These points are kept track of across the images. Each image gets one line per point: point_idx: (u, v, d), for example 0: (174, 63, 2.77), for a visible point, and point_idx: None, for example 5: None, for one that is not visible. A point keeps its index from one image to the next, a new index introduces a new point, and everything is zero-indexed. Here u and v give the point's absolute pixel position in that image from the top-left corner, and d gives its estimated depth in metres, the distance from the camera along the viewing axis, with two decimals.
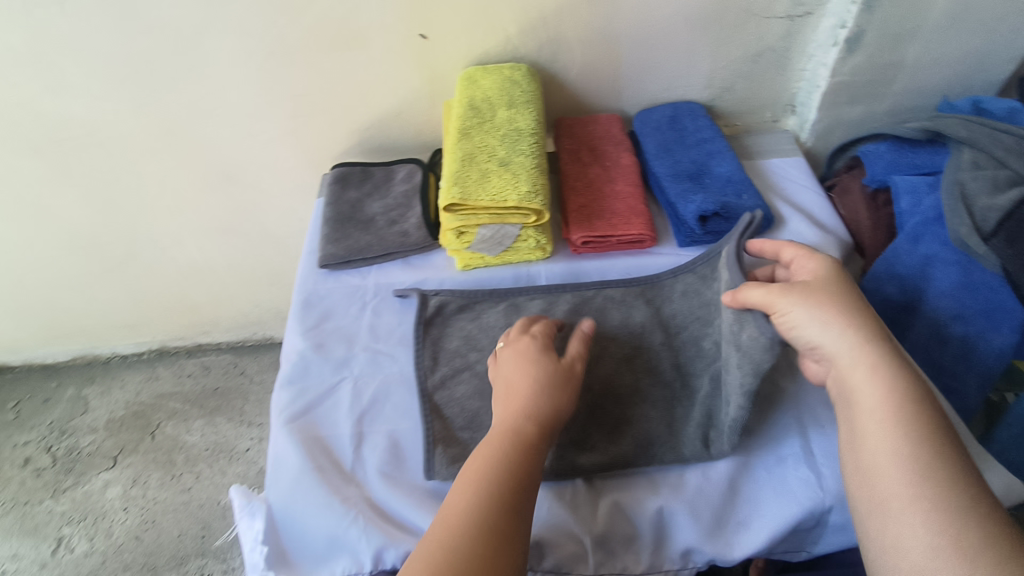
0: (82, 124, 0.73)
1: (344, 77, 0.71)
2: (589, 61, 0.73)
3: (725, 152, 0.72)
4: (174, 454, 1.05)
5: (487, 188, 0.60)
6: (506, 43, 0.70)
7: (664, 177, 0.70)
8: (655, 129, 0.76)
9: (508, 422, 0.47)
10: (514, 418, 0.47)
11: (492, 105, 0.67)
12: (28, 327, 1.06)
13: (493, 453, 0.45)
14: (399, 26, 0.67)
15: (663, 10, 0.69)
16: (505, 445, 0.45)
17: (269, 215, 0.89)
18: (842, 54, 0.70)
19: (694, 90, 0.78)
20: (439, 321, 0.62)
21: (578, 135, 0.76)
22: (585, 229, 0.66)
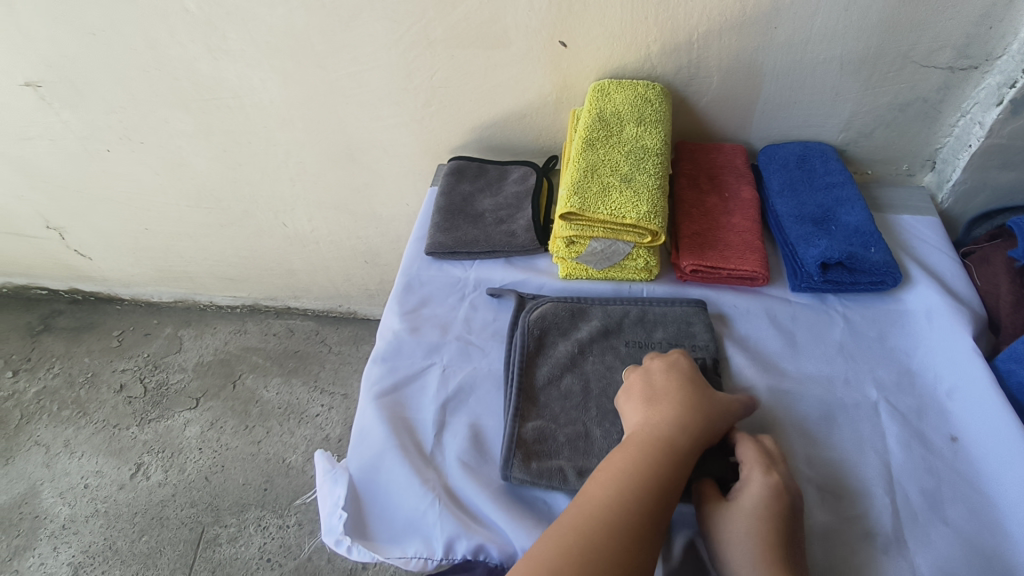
0: (232, 87, 0.78)
1: (478, 74, 0.73)
2: (725, 89, 0.72)
3: (855, 200, 0.68)
4: (249, 405, 1.10)
5: (607, 202, 0.60)
6: (644, 61, 0.70)
7: (786, 217, 0.68)
8: (781, 166, 0.73)
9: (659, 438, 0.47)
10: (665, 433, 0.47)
11: (622, 120, 0.67)
12: (145, 265, 1.15)
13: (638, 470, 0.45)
14: (544, 31, 0.68)
15: (813, 46, 0.66)
16: (646, 443, 0.46)
17: (379, 195, 0.93)
18: (1005, 115, 0.65)
19: (829, 132, 0.75)
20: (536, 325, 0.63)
21: (700, 161, 0.74)
22: (696, 257, 0.64)
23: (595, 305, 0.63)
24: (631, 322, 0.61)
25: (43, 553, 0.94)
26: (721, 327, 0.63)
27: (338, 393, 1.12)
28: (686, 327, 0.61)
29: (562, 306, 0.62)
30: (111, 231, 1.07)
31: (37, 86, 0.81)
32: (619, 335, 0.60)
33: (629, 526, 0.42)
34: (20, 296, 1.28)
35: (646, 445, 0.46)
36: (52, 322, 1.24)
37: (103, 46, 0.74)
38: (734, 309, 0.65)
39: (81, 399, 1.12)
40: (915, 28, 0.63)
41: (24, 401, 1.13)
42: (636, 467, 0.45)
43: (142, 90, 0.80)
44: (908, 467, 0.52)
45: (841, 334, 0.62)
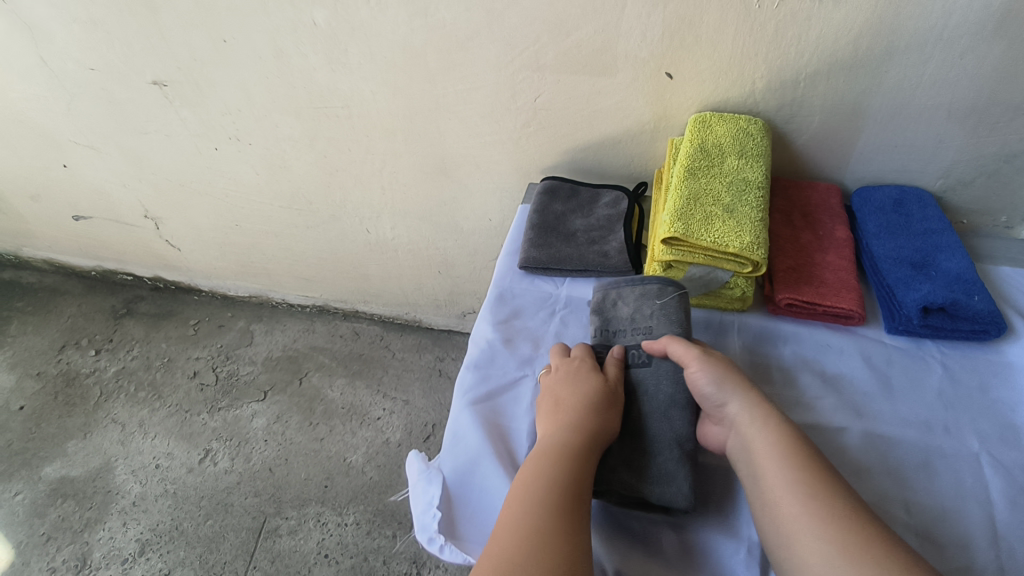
0: (343, 97, 0.82)
1: (581, 99, 0.76)
2: (825, 128, 0.72)
3: (955, 247, 0.67)
4: (315, 403, 1.13)
5: (710, 230, 0.61)
6: (747, 96, 0.71)
7: (884, 259, 0.68)
8: (877, 209, 0.73)
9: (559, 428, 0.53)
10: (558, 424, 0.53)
11: (723, 152, 0.68)
12: (228, 259, 1.20)
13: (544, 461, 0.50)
14: (651, 62, 0.70)
15: (922, 92, 0.67)
16: (555, 452, 0.50)
17: (464, 209, 0.96)
18: None
19: (927, 178, 0.75)
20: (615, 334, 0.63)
21: (793, 198, 0.75)
22: (792, 291, 0.65)
23: None
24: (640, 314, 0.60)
25: (112, 527, 0.97)
26: (814, 364, 0.63)
27: (400, 399, 1.14)
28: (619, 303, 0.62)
29: None
30: (203, 224, 1.12)
31: (164, 85, 0.87)
32: None
33: (535, 512, 0.46)
34: (107, 279, 1.35)
35: (557, 454, 0.50)
36: (135, 307, 1.30)
37: (232, 52, 0.80)
38: (827, 348, 0.64)
39: (157, 382, 1.17)
40: None
41: (104, 379, 1.18)
42: (552, 475, 0.48)
43: (259, 95, 0.85)
44: (1014, 522, 0.51)
45: (940, 381, 0.61)
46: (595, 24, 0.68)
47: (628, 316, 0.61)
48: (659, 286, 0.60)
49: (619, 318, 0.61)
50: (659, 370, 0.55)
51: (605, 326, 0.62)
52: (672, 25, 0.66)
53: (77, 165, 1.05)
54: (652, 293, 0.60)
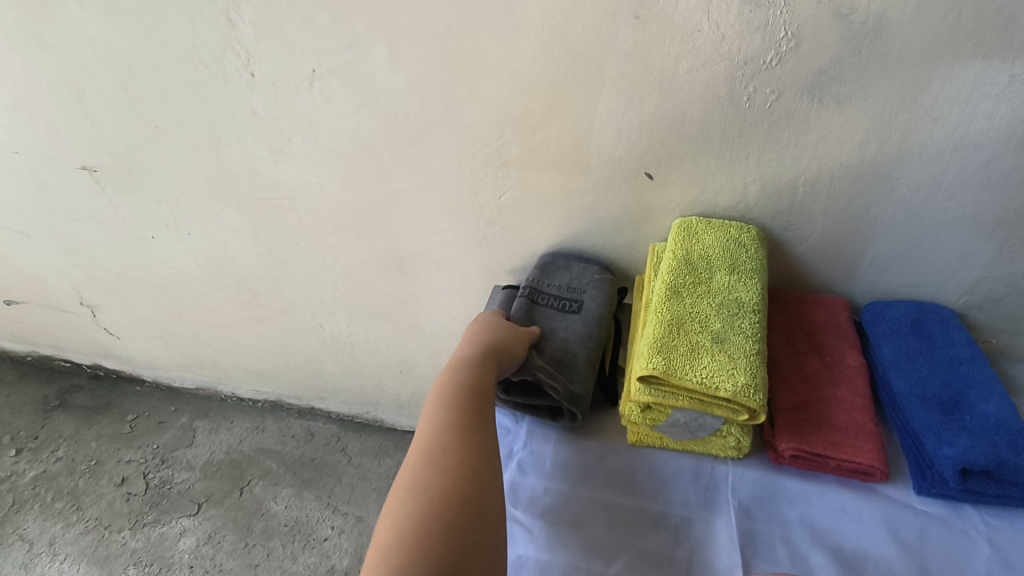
0: (287, 188, 0.74)
1: (551, 198, 0.67)
2: (828, 238, 0.63)
3: (993, 383, 0.56)
4: (254, 519, 0.99)
5: (696, 367, 0.50)
6: (738, 200, 0.62)
7: (905, 397, 0.57)
8: (893, 330, 0.62)
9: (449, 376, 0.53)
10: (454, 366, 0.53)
11: (712, 266, 0.59)
12: (171, 350, 1.08)
13: (448, 407, 0.48)
14: (629, 161, 0.61)
15: (940, 203, 0.58)
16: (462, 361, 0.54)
17: (425, 309, 0.85)
18: None
19: (947, 294, 0.65)
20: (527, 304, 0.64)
21: (794, 315, 0.65)
22: (798, 440, 0.53)
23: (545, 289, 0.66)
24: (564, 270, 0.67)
25: None
26: (827, 534, 0.51)
27: (352, 515, 1.00)
28: (557, 267, 0.69)
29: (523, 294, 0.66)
30: (143, 313, 1.01)
31: (94, 170, 0.79)
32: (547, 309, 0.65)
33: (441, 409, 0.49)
34: (43, 366, 1.23)
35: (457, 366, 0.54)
36: (69, 399, 1.18)
37: (165, 139, 0.72)
38: (842, 514, 0.52)
39: (79, 490, 1.03)
40: None
41: (20, 485, 1.04)
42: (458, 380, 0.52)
43: (196, 183, 0.76)
44: None
45: (987, 564, 0.48)
46: (564, 119, 0.60)
47: (563, 282, 0.67)
48: (599, 269, 0.68)
49: (558, 279, 0.67)
50: (573, 323, 0.62)
51: (542, 280, 0.67)
52: (650, 122, 0.58)
53: (6, 250, 0.96)
54: (592, 270, 0.68)
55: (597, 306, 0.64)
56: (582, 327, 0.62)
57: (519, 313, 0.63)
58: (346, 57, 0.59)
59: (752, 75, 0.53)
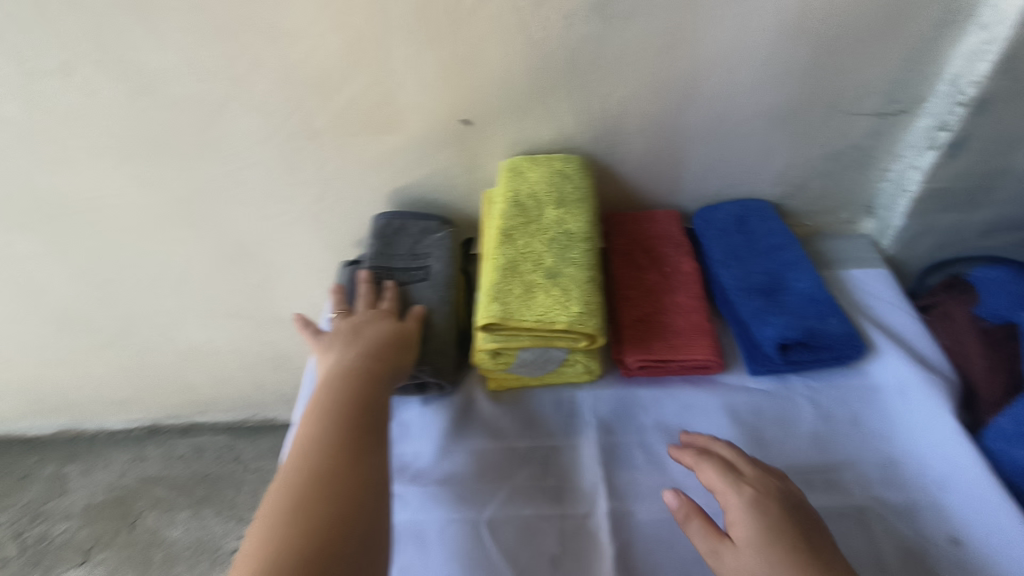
0: (82, 198, 0.65)
1: (374, 160, 0.64)
2: (647, 155, 0.65)
3: (802, 263, 0.63)
4: (152, 550, 0.94)
5: (532, 306, 0.51)
6: (558, 132, 0.62)
7: (733, 290, 0.61)
8: (720, 232, 0.66)
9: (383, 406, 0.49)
10: (382, 400, 0.49)
11: (539, 203, 0.59)
12: (12, 399, 0.97)
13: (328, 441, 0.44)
14: (440, 109, 0.59)
15: (736, 104, 0.61)
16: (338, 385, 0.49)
17: (281, 297, 0.81)
18: (941, 158, 0.61)
19: (762, 188, 0.69)
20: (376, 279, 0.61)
21: (631, 234, 0.67)
22: (642, 350, 0.57)
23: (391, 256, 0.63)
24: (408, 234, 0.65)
25: None
26: (680, 431, 0.55)
27: None
28: (400, 229, 0.65)
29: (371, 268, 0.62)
30: None
31: None
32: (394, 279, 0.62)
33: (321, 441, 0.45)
34: None
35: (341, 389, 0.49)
36: None
37: None
38: (689, 409, 0.56)
39: None
40: (840, 79, 0.59)
41: None
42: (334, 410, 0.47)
43: None
44: None
45: (812, 422, 0.55)
46: (363, 75, 0.56)
47: (407, 244, 0.65)
48: (440, 224, 0.67)
49: (401, 242, 0.64)
50: (422, 290, 0.60)
51: (385, 247, 0.64)
52: (451, 66, 0.56)
53: None
54: (433, 228, 0.66)
55: (442, 268, 0.62)
56: (431, 293, 0.60)
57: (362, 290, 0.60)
58: (98, 39, 0.52)
59: (538, 3, 0.52)
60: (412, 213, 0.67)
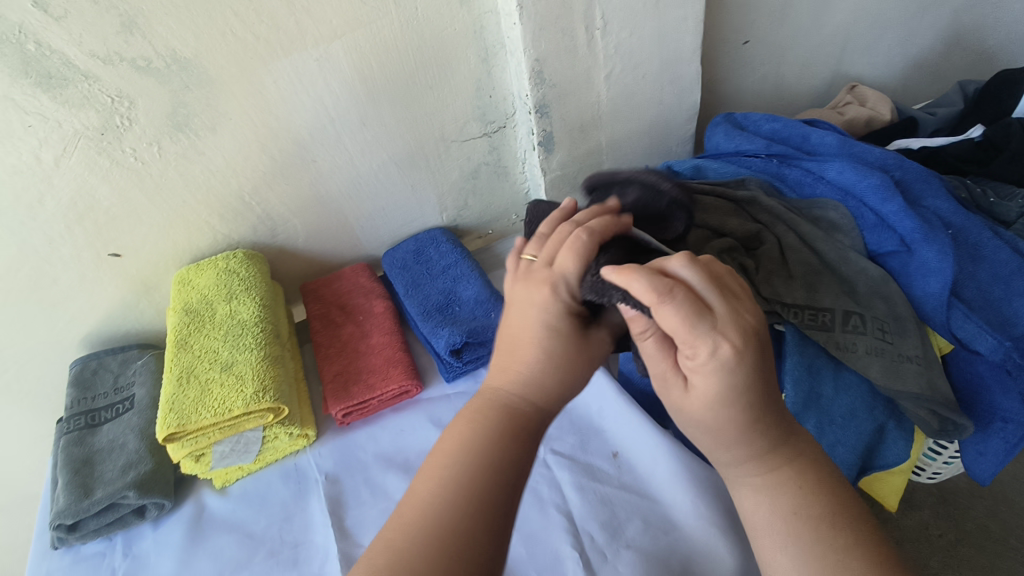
0: None
1: (42, 318, 0.64)
2: (312, 225, 0.72)
3: (470, 273, 0.73)
4: None
5: (208, 403, 0.56)
6: (215, 234, 0.67)
7: (416, 316, 0.69)
8: (402, 268, 0.75)
9: (521, 445, 0.38)
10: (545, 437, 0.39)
11: (210, 304, 0.63)
12: None
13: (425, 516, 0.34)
14: (82, 252, 0.62)
15: (362, 162, 0.69)
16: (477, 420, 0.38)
17: (18, 478, 0.77)
18: (544, 154, 0.74)
19: (431, 217, 0.79)
20: (80, 426, 0.62)
21: (326, 296, 0.73)
22: (343, 400, 0.63)
23: (96, 397, 0.64)
24: (107, 370, 0.66)
25: None
26: (397, 455, 0.62)
27: None
28: (97, 368, 0.66)
29: (74, 416, 0.63)
30: None
31: None
32: (101, 418, 0.63)
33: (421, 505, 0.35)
34: None
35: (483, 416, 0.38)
36: None
37: None
38: (400, 433, 0.64)
39: None
40: (434, 117, 0.69)
41: None
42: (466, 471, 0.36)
43: None
44: (585, 508, 0.54)
45: None
46: None
47: (110, 381, 0.66)
48: (139, 351, 0.69)
49: (103, 381, 0.65)
50: (129, 419, 0.62)
51: (84, 392, 0.64)
52: (70, 213, 0.59)
53: None
54: (133, 357, 0.68)
55: (148, 390, 0.65)
56: (138, 419, 0.62)
57: (65, 443, 0.60)
58: None
59: (119, 138, 0.56)
60: (110, 350, 0.68)
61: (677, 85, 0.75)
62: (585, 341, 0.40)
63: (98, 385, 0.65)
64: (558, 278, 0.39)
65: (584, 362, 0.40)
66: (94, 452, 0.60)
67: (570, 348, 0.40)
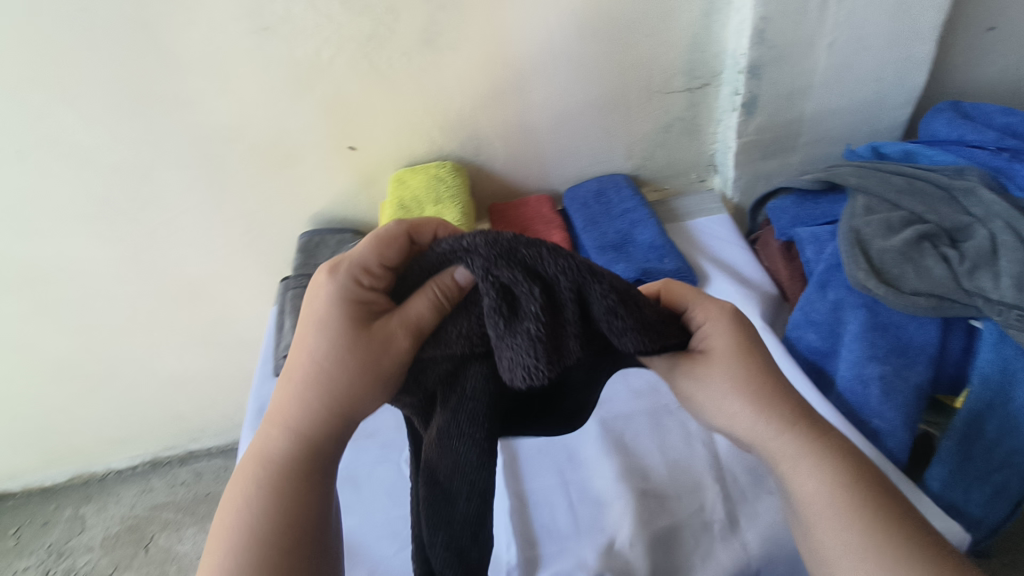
0: (52, 261, 0.78)
1: (287, 190, 0.77)
2: (512, 151, 0.78)
3: (647, 220, 0.76)
4: (166, 564, 1.08)
5: None
6: (431, 144, 0.76)
7: (591, 249, 0.74)
8: (582, 206, 0.79)
9: (324, 415, 0.43)
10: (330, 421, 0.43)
11: (421, 204, 0.72)
12: (27, 453, 1.10)
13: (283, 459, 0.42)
14: (329, 141, 0.73)
15: (569, 99, 0.74)
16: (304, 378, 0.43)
17: (239, 321, 0.94)
18: (744, 117, 0.75)
19: (616, 163, 0.83)
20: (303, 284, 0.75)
21: (511, 218, 0.80)
22: None
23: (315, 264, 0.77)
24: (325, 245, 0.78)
25: None
26: None
27: None
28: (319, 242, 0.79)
29: (298, 275, 0.76)
30: None
31: None
32: None
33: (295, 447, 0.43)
34: None
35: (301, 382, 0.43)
36: None
37: None
38: None
39: None
40: (645, 66, 0.72)
41: None
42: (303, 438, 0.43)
43: None
44: (730, 449, 0.58)
45: None
46: (259, 123, 0.70)
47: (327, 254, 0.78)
48: (352, 235, 0.81)
49: (321, 252, 0.78)
50: None
51: (308, 259, 0.77)
52: (329, 106, 0.70)
53: None
54: (347, 239, 0.80)
55: None
56: None
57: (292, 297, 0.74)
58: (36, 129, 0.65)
59: (380, 46, 0.66)
60: (331, 230, 0.81)
61: (903, 64, 0.72)
62: (366, 334, 0.40)
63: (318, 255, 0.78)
64: (346, 260, 0.42)
65: (370, 367, 0.40)
66: None
67: (348, 346, 0.41)
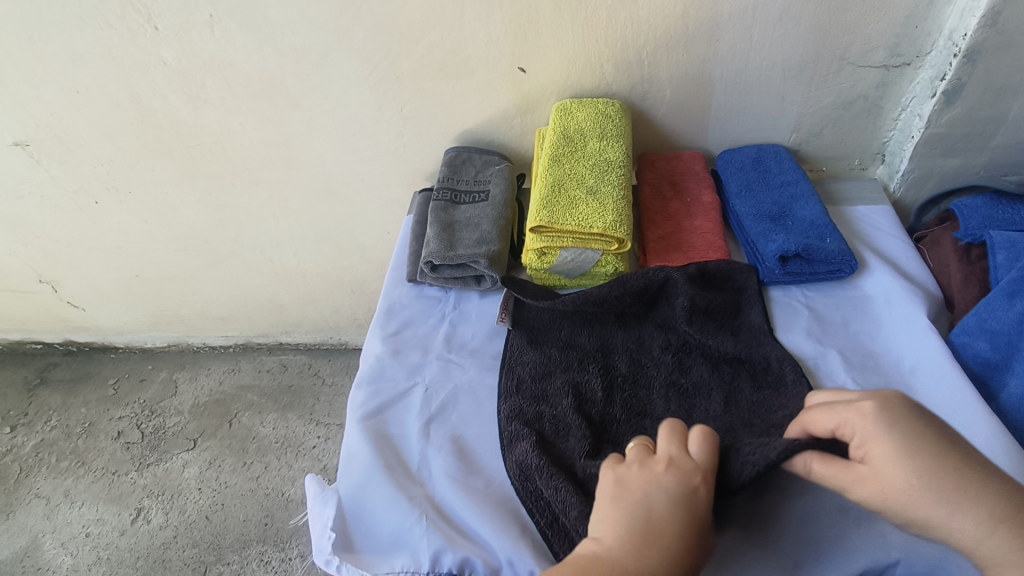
0: (213, 132, 0.81)
1: (447, 101, 0.77)
2: (678, 99, 0.75)
3: (809, 196, 0.72)
4: (247, 442, 1.15)
5: (573, 214, 0.64)
6: (600, 79, 0.74)
7: (745, 215, 0.71)
8: (739, 169, 0.76)
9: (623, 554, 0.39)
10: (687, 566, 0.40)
11: (585, 136, 0.70)
12: (138, 312, 1.18)
13: None
14: (502, 59, 0.72)
15: (756, 54, 0.70)
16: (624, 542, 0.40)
17: (361, 225, 0.96)
18: (940, 105, 0.69)
19: (780, 133, 0.79)
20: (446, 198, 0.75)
21: (661, 170, 0.78)
22: (663, 260, 0.69)
23: (460, 181, 0.77)
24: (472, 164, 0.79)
25: None
26: None
27: (334, 425, 1.16)
28: (465, 160, 0.79)
29: (443, 188, 0.76)
30: (102, 280, 1.09)
31: (26, 145, 0.83)
32: (461, 198, 0.76)
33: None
34: (17, 351, 1.33)
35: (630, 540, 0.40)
36: (49, 375, 1.28)
37: (89, 103, 0.78)
38: None
39: (80, 449, 1.16)
40: (849, 33, 0.68)
41: (23, 454, 1.16)
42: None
43: (127, 142, 0.83)
44: None
45: (808, 321, 0.65)
46: (440, 29, 0.69)
47: (473, 173, 0.78)
48: (499, 158, 0.80)
49: (467, 171, 0.78)
50: (483, 208, 0.74)
51: (455, 174, 0.78)
52: (513, 21, 0.68)
53: None
54: (494, 161, 0.79)
55: (501, 191, 0.75)
56: (491, 210, 0.73)
57: (436, 207, 0.74)
58: None
59: None
60: (478, 149, 0.80)
61: None
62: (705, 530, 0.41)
63: (463, 174, 0.78)
64: (695, 468, 0.43)
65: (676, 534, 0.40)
66: (456, 223, 0.73)
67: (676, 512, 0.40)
